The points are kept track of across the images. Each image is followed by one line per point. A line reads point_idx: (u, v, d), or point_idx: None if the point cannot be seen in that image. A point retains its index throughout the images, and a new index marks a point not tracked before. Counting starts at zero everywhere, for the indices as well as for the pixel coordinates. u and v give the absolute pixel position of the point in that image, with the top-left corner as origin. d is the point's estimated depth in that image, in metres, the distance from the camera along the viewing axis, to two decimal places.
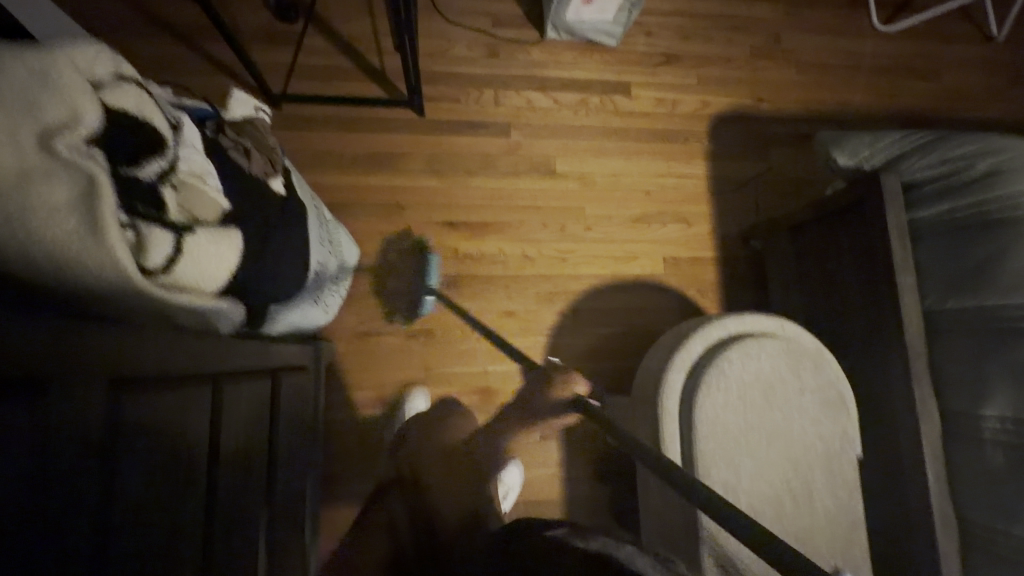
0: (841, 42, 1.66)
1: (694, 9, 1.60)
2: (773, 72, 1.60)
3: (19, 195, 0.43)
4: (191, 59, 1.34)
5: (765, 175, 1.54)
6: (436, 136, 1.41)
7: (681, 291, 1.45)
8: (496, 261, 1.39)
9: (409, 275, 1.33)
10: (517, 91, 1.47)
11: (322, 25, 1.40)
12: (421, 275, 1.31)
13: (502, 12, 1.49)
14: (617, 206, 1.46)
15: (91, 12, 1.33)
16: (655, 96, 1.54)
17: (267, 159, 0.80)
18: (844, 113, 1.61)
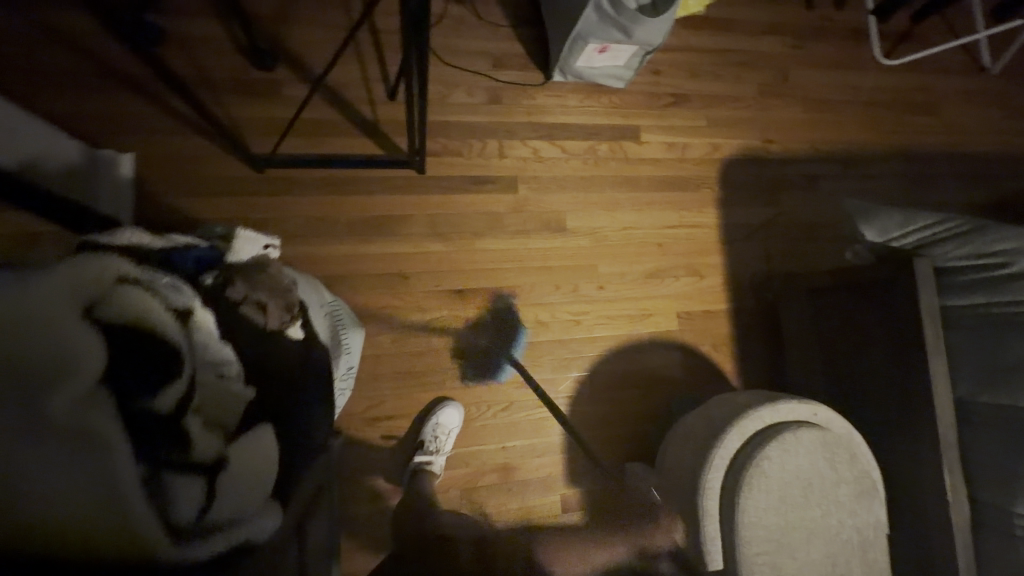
0: (849, 76, 1.61)
1: (701, 44, 1.51)
2: (781, 110, 1.55)
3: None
4: (154, 117, 1.17)
5: (776, 221, 1.50)
6: (438, 195, 1.29)
7: (697, 348, 1.41)
8: (509, 330, 1.29)
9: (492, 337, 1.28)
10: (523, 140, 1.36)
11: (304, 73, 1.24)
12: (505, 341, 1.29)
13: (503, 52, 1.37)
14: (630, 262, 1.40)
15: (29, 64, 1.13)
16: (665, 140, 1.46)
17: (284, 305, 0.68)
18: (851, 152, 1.57)
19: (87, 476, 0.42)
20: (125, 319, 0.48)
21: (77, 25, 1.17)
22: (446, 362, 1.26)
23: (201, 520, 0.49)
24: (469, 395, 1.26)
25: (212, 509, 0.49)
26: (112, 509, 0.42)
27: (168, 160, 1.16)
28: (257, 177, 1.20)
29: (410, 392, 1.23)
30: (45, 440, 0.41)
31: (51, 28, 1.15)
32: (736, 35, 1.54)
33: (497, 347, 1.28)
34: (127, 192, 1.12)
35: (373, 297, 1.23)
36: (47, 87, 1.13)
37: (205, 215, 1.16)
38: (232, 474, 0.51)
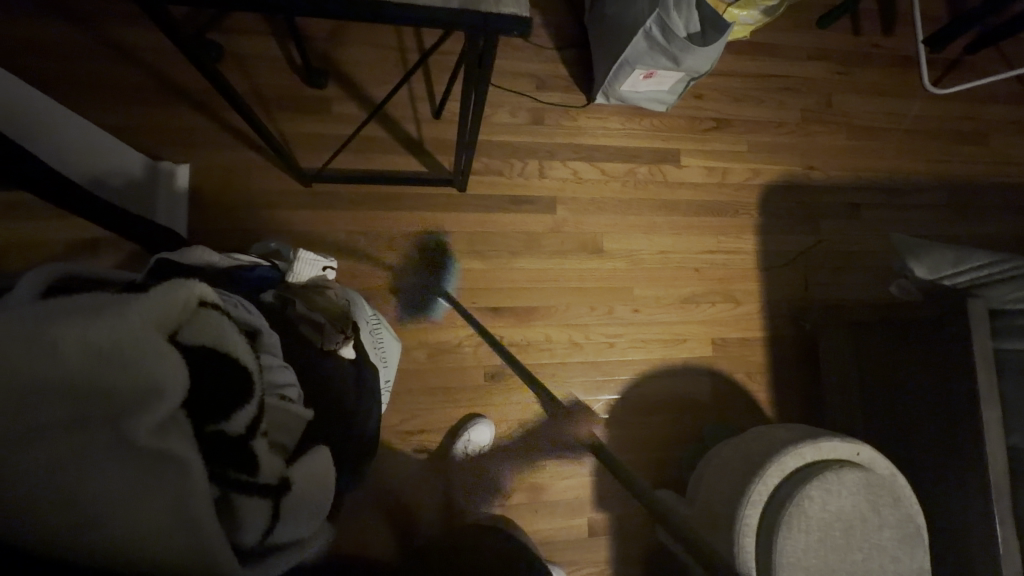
0: (896, 104, 1.57)
1: (744, 68, 1.50)
2: (824, 137, 1.52)
3: (96, 480, 0.42)
4: (208, 131, 1.21)
5: (816, 249, 1.47)
6: (478, 212, 1.31)
7: (731, 376, 1.39)
8: (441, 263, 1.28)
9: (425, 273, 1.27)
10: (563, 161, 1.37)
11: (354, 91, 1.27)
12: (438, 276, 1.27)
13: (546, 74, 1.38)
14: (665, 286, 1.39)
15: (98, 79, 1.19)
16: (705, 165, 1.44)
17: (339, 327, 0.71)
18: (896, 182, 1.54)
19: (164, 499, 0.44)
20: (201, 343, 0.50)
21: (142, 42, 1.22)
22: (478, 379, 1.26)
23: (266, 542, 0.50)
24: (500, 412, 1.26)
25: (276, 532, 0.51)
26: (188, 531, 0.44)
27: (222, 173, 1.21)
28: (305, 191, 1.23)
29: (443, 408, 1.24)
30: (127, 464, 0.43)
31: (119, 44, 1.21)
32: (781, 60, 1.52)
33: (430, 281, 1.27)
34: (182, 202, 1.17)
35: (411, 312, 1.25)
36: (114, 101, 1.19)
37: (255, 226, 1.20)
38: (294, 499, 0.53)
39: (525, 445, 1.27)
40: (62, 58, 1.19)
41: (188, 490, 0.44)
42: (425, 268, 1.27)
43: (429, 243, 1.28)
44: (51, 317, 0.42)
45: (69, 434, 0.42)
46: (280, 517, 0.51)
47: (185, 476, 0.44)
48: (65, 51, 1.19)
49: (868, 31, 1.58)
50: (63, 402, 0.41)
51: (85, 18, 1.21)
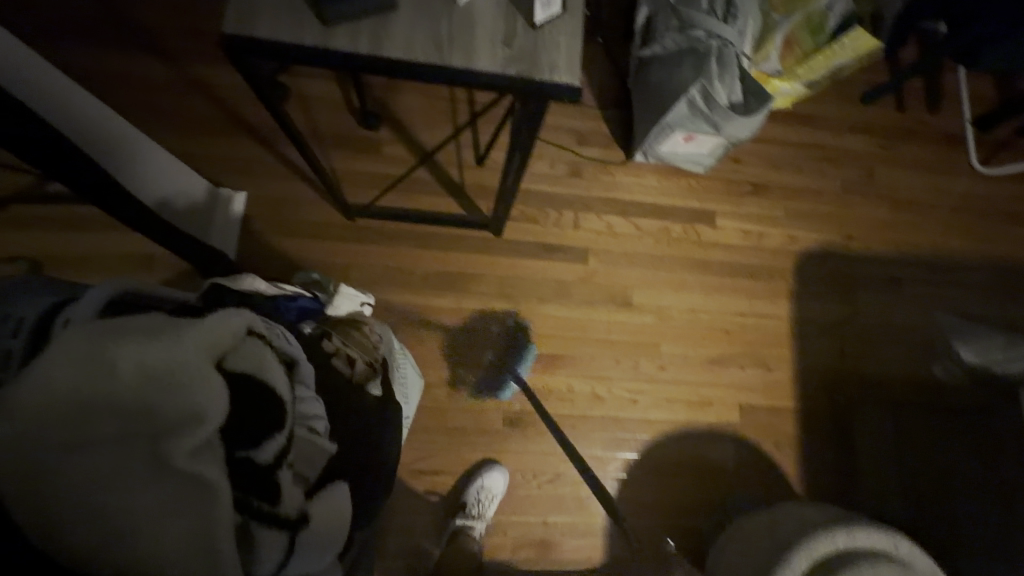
0: (940, 180, 1.55)
1: (784, 137, 1.52)
2: (865, 208, 1.51)
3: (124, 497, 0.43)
4: (267, 162, 1.30)
5: (853, 321, 1.43)
6: (511, 257, 1.33)
7: (758, 446, 1.33)
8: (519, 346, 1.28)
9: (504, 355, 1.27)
10: (598, 214, 1.39)
11: (404, 135, 1.35)
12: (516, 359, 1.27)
13: (587, 130, 1.43)
14: (694, 345, 1.36)
15: (176, 111, 1.30)
16: (741, 228, 1.45)
17: (368, 361, 0.75)
18: (940, 257, 1.50)
19: (188, 523, 0.45)
20: (243, 371, 0.52)
21: (219, 79, 1.33)
22: (497, 424, 1.25)
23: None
24: (515, 460, 1.24)
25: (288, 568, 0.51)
26: (207, 556, 0.45)
27: (274, 203, 1.28)
28: (347, 225, 1.29)
29: (458, 450, 1.23)
30: (160, 485, 0.44)
31: (199, 81, 1.32)
32: (822, 130, 1.53)
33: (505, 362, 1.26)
34: (235, 227, 1.23)
35: (436, 350, 1.26)
36: (187, 130, 1.29)
37: (299, 254, 1.26)
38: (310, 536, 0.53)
39: (539, 496, 1.23)
40: (146, 91, 1.30)
41: (214, 515, 0.46)
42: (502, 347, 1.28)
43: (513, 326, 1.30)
44: (114, 335, 0.45)
45: (111, 451, 0.43)
46: (293, 552, 0.52)
47: (213, 501, 0.46)
48: (151, 83, 1.31)
49: (912, 108, 1.58)
50: (111, 418, 0.43)
51: (171, 56, 1.33)
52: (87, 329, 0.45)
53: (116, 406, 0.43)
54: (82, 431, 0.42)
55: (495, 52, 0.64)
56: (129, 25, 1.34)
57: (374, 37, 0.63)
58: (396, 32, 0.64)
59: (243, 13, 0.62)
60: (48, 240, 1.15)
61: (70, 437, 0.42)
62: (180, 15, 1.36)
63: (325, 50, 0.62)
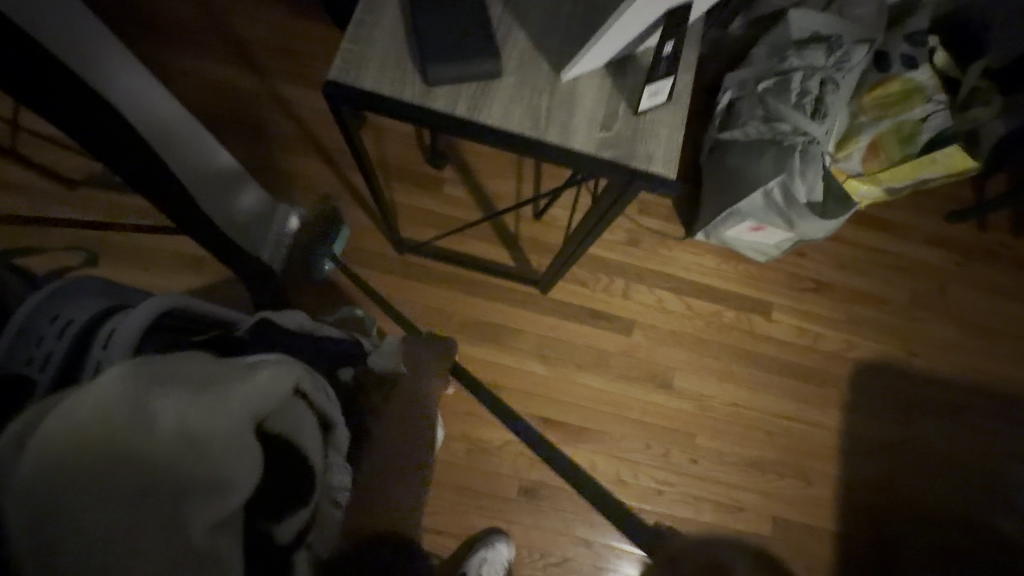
0: (1020, 311, 1.44)
1: (855, 238, 1.44)
2: (934, 327, 1.41)
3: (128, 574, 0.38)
4: (331, 184, 1.31)
5: (910, 447, 1.31)
6: (553, 316, 1.29)
7: (787, 566, 1.22)
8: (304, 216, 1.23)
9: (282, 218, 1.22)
10: (649, 287, 1.34)
11: (467, 177, 1.35)
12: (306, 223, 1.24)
13: (650, 200, 1.40)
14: (732, 443, 1.27)
15: (255, 122, 1.34)
16: (797, 325, 1.37)
17: None
18: (1012, 393, 1.38)
19: None
20: (280, 434, 0.49)
21: (300, 96, 1.36)
22: (511, 491, 1.18)
23: None
24: (524, 534, 1.16)
25: None
26: None
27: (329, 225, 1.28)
28: (396, 258, 1.27)
29: (466, 511, 1.16)
30: (171, 564, 0.39)
31: (282, 96, 1.36)
32: (896, 238, 1.45)
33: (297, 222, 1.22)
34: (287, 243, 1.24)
35: (462, 401, 1.21)
36: (262, 141, 1.32)
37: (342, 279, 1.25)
38: None
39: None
40: (232, 99, 1.35)
41: None
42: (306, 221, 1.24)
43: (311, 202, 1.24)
44: (162, 384, 0.43)
45: (125, 516, 0.38)
46: None
47: None
48: (236, 92, 1.35)
49: (997, 230, 1.49)
50: (137, 476, 0.40)
51: (260, 69, 1.38)
52: (133, 371, 0.43)
53: (145, 464, 0.40)
54: (105, 488, 0.38)
55: (593, 134, 0.63)
56: (228, 34, 1.39)
57: (472, 103, 0.62)
58: (497, 101, 0.63)
59: (347, 62, 0.62)
60: (96, 224, 1.14)
61: (88, 496, 0.38)
62: (276, 31, 1.41)
63: (422, 109, 0.62)
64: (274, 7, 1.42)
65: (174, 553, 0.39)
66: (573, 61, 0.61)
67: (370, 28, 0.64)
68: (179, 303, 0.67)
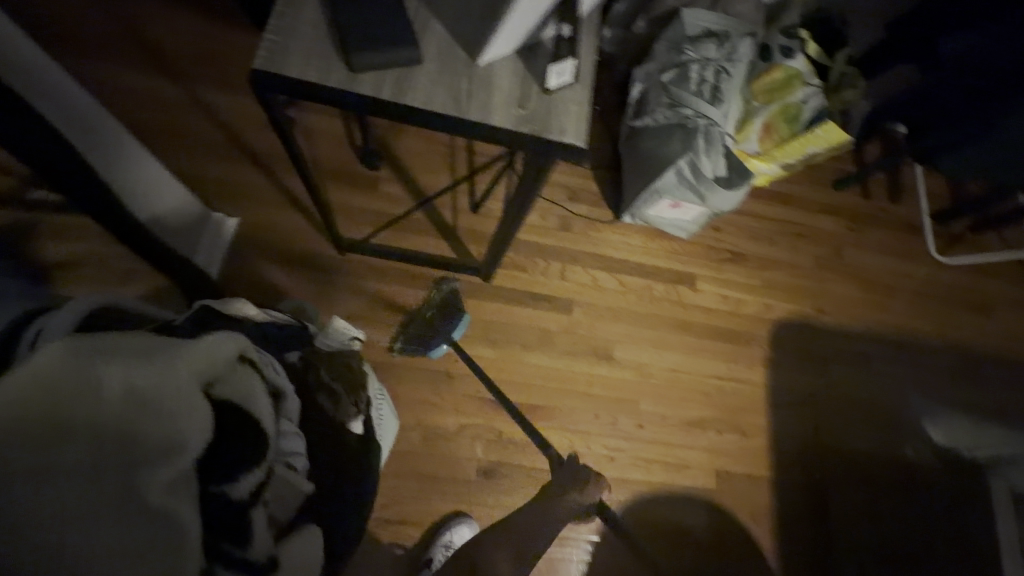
0: (905, 265, 1.65)
1: (762, 211, 1.61)
2: (835, 285, 1.59)
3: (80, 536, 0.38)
4: (263, 189, 1.30)
5: (826, 391, 1.45)
6: (498, 302, 1.35)
7: (732, 513, 1.31)
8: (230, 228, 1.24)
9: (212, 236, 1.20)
10: (585, 268, 1.43)
11: (403, 175, 1.38)
12: (309, 268, 1.26)
13: (578, 187, 1.50)
14: (672, 404, 1.37)
15: (178, 130, 1.31)
16: (719, 292, 1.50)
17: (354, 400, 0.73)
18: (906, 337, 1.57)
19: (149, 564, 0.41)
20: (228, 399, 0.51)
21: (223, 103, 1.35)
22: (471, 473, 1.21)
23: None
24: (487, 514, 1.19)
25: None
26: None
27: (263, 230, 1.27)
28: (337, 257, 1.28)
29: (428, 501, 1.18)
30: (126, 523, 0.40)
31: (205, 103, 1.34)
32: (796, 210, 1.63)
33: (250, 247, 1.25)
34: (221, 252, 1.22)
35: (415, 391, 1.24)
36: (185, 149, 1.30)
37: (282, 282, 1.24)
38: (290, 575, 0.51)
39: None
40: (149, 108, 1.31)
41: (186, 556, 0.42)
42: (264, 248, 1.26)
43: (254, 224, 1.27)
44: (105, 352, 0.44)
45: (73, 480, 0.39)
46: None
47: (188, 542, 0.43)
48: (154, 101, 1.32)
49: (876, 196, 1.70)
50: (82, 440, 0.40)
51: (178, 76, 1.35)
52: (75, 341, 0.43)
53: (93, 428, 0.41)
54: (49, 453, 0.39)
55: (511, 111, 0.69)
56: (140, 43, 1.36)
57: (394, 85, 0.67)
58: (419, 84, 0.68)
59: (272, 52, 0.65)
60: None
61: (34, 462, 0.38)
62: (192, 39, 1.39)
63: (349, 94, 0.66)
64: (189, 16, 1.40)
65: (127, 511, 0.40)
66: (487, 47, 0.67)
67: (291, 19, 0.67)
68: (87, 299, 0.63)
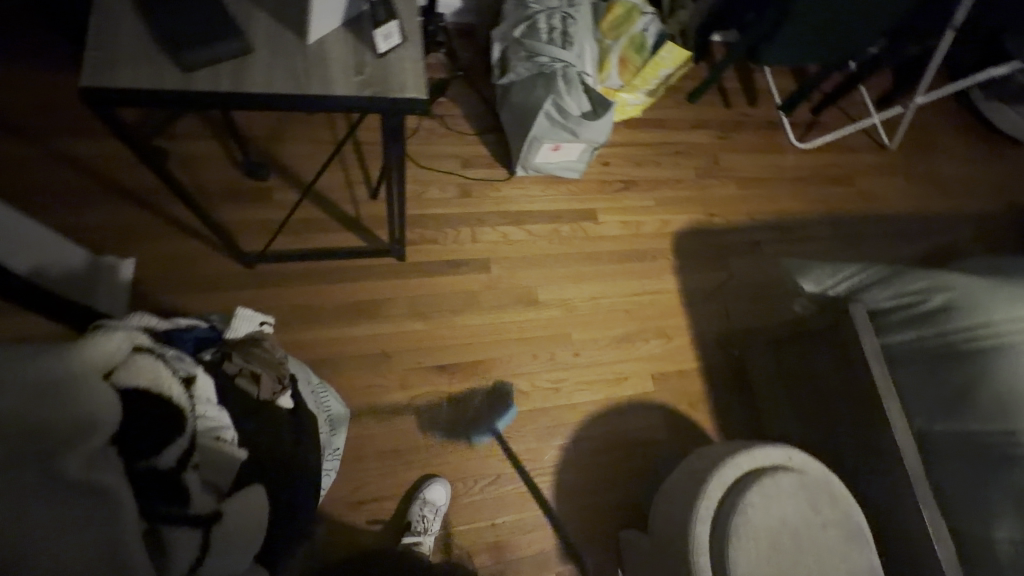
0: (773, 158, 1.84)
1: (640, 139, 1.75)
2: (718, 188, 1.76)
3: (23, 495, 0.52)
4: (150, 224, 1.28)
5: (728, 282, 1.62)
6: (419, 277, 1.40)
7: (673, 408, 1.44)
8: (127, 269, 1.21)
9: (110, 283, 1.17)
10: (493, 226, 1.51)
11: (294, 180, 1.40)
12: (221, 289, 1.27)
13: (469, 154, 1.57)
14: (601, 328, 1.49)
15: (42, 185, 1.26)
16: (620, 219, 1.63)
17: (276, 377, 0.82)
18: (786, 219, 1.76)
19: (83, 511, 0.54)
20: (136, 385, 0.64)
21: (86, 150, 1.31)
22: (430, 438, 1.27)
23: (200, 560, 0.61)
24: (455, 469, 1.26)
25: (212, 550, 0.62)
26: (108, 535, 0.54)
27: (163, 264, 1.26)
28: (247, 272, 1.29)
29: (396, 473, 1.23)
30: (57, 486, 0.53)
31: (66, 154, 1.30)
32: (670, 131, 1.78)
33: (156, 282, 1.24)
34: (124, 294, 1.19)
35: (358, 378, 1.28)
36: (56, 203, 1.25)
37: (196, 309, 1.24)
38: (233, 515, 0.65)
39: (482, 499, 1.26)
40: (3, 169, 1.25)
41: (120, 504, 0.56)
42: (170, 281, 1.25)
43: (152, 260, 1.25)
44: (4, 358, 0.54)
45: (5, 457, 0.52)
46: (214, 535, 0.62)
47: (118, 496, 0.56)
48: (8, 162, 1.26)
49: (736, 104, 1.89)
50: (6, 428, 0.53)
51: (28, 132, 1.29)
52: None
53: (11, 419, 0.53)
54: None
55: (350, 79, 0.74)
56: None
57: (231, 76, 0.71)
58: (255, 70, 0.72)
59: (101, 69, 0.68)
60: None
61: None
62: (37, 92, 1.33)
63: (188, 93, 0.69)
64: (26, 70, 1.35)
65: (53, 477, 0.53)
66: (309, 24, 0.72)
67: (114, 37, 0.70)
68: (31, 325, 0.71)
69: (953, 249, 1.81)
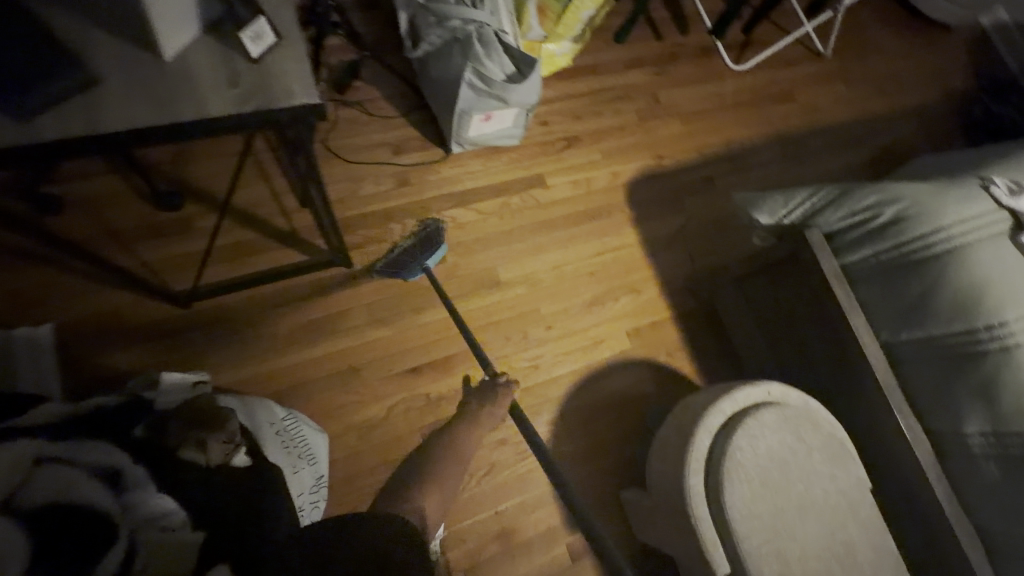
0: (713, 86, 1.79)
1: (575, 90, 1.66)
2: (662, 128, 1.70)
3: None
4: (62, 283, 1.16)
5: (687, 225, 1.59)
6: (372, 281, 1.32)
7: (653, 361, 1.44)
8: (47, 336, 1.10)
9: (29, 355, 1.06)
10: (439, 212, 1.43)
11: (214, 204, 1.28)
12: (159, 337, 1.17)
13: (400, 138, 1.46)
14: (569, 296, 1.45)
15: None
16: (569, 180, 1.56)
17: (224, 438, 0.80)
18: (735, 148, 1.73)
19: None
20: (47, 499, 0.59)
21: None
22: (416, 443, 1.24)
23: None
24: None
25: None
26: None
27: (87, 323, 1.15)
28: (184, 313, 1.19)
29: None
30: None
31: None
32: (604, 76, 1.70)
33: (82, 344, 1.13)
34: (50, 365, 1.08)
35: (328, 399, 1.22)
36: None
37: (137, 365, 1.14)
38: None
39: (481, 489, 1.24)
40: None
41: None
42: (99, 339, 1.14)
43: (74, 320, 1.14)
44: None
45: None
46: None
47: None
48: None
49: (667, 35, 1.80)
50: None
51: None
52: None
53: None
54: None
55: (227, 94, 0.68)
56: None
57: (95, 116, 0.65)
58: (118, 104, 0.66)
59: None
60: None
61: None
62: None
63: (32, 143, 0.63)
64: None
65: None
66: (160, 39, 0.66)
67: None
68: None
69: (897, 149, 1.82)
